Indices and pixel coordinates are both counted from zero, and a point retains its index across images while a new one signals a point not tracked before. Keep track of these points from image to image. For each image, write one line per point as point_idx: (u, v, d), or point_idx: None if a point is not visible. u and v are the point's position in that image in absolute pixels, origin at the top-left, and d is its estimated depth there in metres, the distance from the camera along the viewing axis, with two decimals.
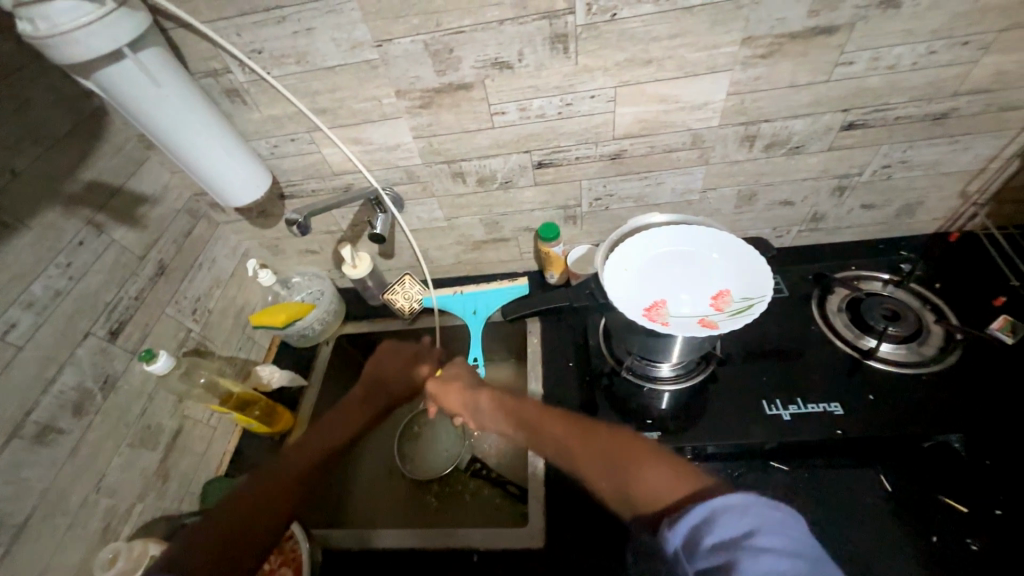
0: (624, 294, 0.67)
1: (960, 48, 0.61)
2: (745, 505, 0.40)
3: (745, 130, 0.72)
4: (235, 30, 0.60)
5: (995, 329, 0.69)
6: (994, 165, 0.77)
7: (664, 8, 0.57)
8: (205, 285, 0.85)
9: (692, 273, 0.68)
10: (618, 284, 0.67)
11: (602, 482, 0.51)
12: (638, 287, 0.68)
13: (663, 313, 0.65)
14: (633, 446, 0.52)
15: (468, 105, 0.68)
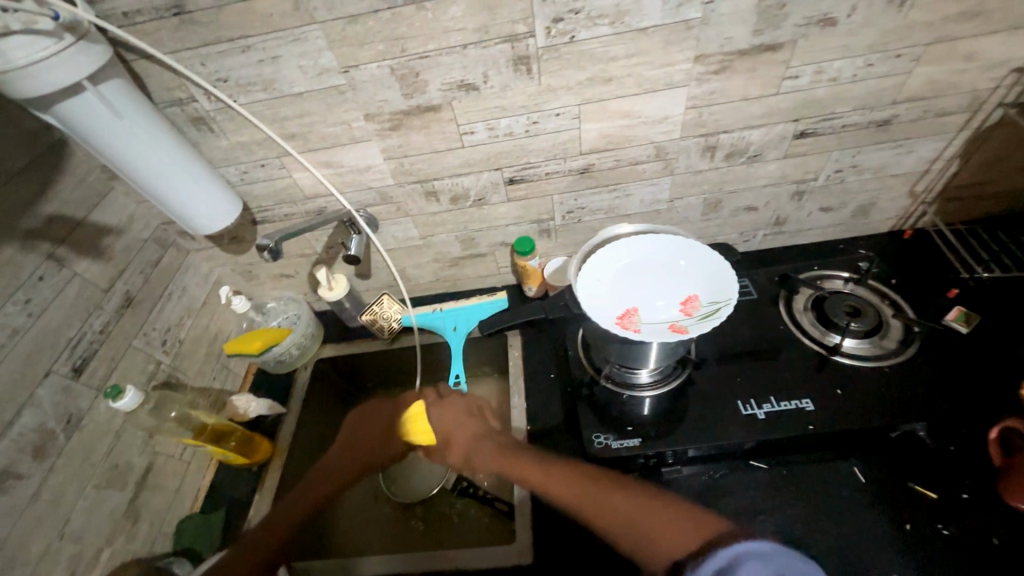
0: (597, 304, 0.68)
1: (894, 60, 0.65)
2: (771, 553, 0.42)
3: (705, 141, 0.75)
4: (200, 60, 0.60)
5: (950, 320, 0.74)
6: (937, 166, 0.82)
7: (619, 30, 0.60)
8: (175, 315, 0.82)
9: (662, 279, 0.70)
10: (591, 295, 0.69)
11: (625, 540, 0.53)
12: (611, 297, 0.70)
13: (636, 321, 0.67)
14: (649, 500, 0.55)
15: (437, 126, 0.69)
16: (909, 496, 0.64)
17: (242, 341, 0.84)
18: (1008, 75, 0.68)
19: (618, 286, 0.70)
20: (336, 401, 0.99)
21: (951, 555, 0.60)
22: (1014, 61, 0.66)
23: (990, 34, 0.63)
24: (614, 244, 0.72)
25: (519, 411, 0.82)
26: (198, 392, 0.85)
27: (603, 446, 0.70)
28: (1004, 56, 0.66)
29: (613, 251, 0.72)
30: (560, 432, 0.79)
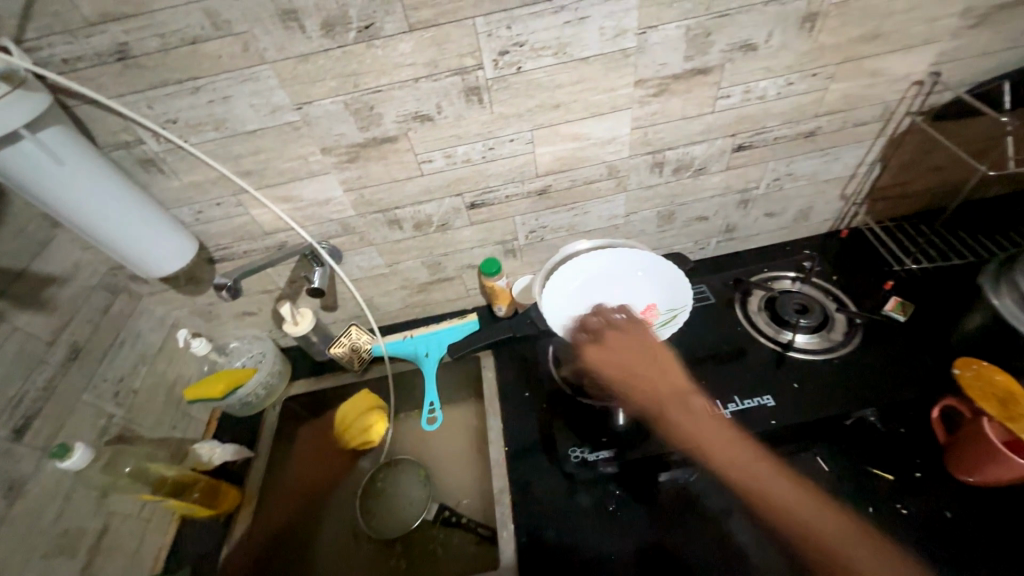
0: (569, 322, 0.74)
1: (812, 78, 0.72)
2: None
3: (653, 158, 0.79)
4: (146, 102, 0.60)
5: (888, 310, 0.81)
6: (862, 171, 0.90)
7: (562, 60, 0.63)
8: (129, 363, 0.78)
9: (627, 288, 0.76)
10: (563, 315, 0.75)
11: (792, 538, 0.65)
12: (580, 313, 0.75)
13: (606, 332, 0.74)
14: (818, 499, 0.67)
15: (395, 156, 0.71)
16: (869, 479, 0.68)
17: (203, 385, 0.81)
18: (911, 87, 0.76)
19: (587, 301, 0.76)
20: (307, 438, 0.96)
21: (910, 533, 0.64)
22: (914, 75, 0.74)
23: (891, 53, 0.70)
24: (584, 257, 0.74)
25: (496, 433, 0.82)
26: (156, 443, 0.81)
27: (579, 459, 0.71)
28: (905, 71, 0.73)
29: (580, 262, 0.74)
30: (538, 449, 0.79)
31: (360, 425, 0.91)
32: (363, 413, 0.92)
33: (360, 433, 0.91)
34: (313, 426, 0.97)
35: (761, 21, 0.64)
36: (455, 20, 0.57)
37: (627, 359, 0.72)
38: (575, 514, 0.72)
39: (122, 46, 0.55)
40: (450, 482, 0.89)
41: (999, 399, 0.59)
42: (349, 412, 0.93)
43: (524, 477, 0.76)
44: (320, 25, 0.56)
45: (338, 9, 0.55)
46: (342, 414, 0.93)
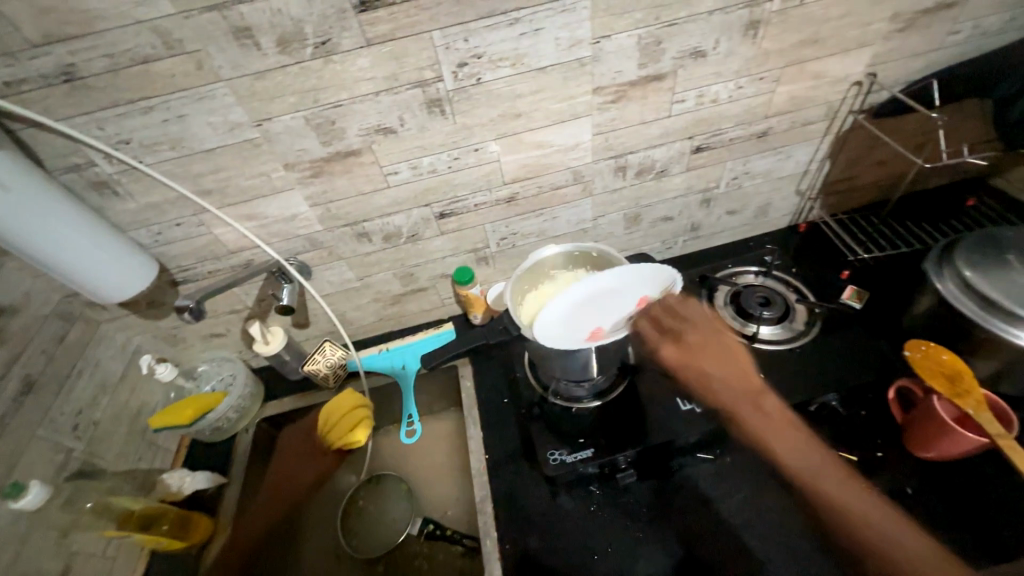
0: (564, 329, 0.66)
1: (760, 82, 0.76)
2: None
3: (615, 162, 0.82)
4: (97, 124, 0.58)
5: (846, 298, 0.84)
6: (814, 167, 0.95)
7: (520, 70, 0.65)
8: (88, 394, 0.75)
9: (629, 276, 0.65)
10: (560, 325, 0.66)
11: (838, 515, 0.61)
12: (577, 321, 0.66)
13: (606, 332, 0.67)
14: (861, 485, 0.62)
15: (360, 170, 0.71)
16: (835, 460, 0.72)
17: (170, 412, 0.79)
18: (851, 88, 0.81)
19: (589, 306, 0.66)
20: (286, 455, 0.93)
21: None
22: (853, 76, 0.79)
23: (830, 56, 0.75)
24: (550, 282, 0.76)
25: (476, 441, 0.82)
26: (121, 476, 0.77)
27: (559, 462, 0.71)
28: (845, 73, 0.78)
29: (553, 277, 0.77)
30: (519, 455, 0.79)
31: (348, 423, 0.86)
32: (350, 410, 0.87)
33: (347, 432, 0.86)
34: (285, 446, 0.94)
35: (708, 29, 0.67)
36: (412, 34, 0.58)
37: (724, 369, 0.72)
38: (558, 518, 0.72)
39: (69, 67, 0.53)
40: (434, 494, 0.88)
41: (948, 377, 0.64)
42: (335, 409, 0.87)
43: (506, 483, 0.76)
44: (275, 42, 0.56)
45: (293, 26, 0.55)
46: (328, 410, 0.87)
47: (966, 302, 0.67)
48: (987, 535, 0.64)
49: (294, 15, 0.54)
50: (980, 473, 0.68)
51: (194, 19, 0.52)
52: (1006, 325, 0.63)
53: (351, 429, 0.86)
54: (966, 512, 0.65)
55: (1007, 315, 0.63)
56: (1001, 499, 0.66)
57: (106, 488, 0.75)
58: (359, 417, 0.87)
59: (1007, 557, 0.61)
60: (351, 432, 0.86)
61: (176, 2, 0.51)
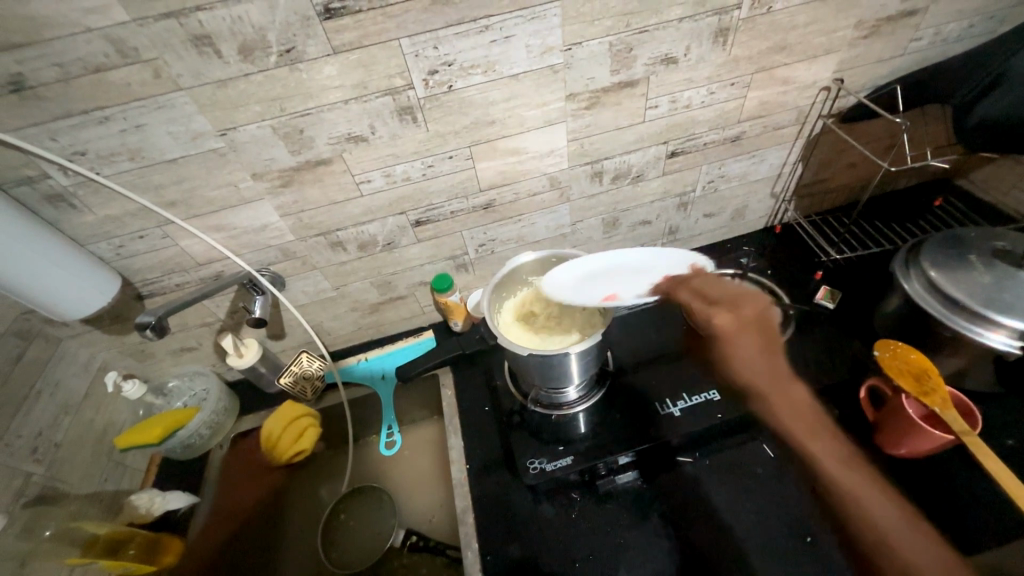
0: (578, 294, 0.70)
1: (730, 87, 0.77)
2: None
3: (592, 168, 0.82)
4: (49, 135, 0.56)
5: (819, 299, 0.87)
6: (787, 170, 0.96)
7: (493, 78, 0.64)
8: (48, 414, 0.72)
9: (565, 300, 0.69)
10: (568, 293, 0.70)
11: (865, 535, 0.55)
12: (590, 279, 0.72)
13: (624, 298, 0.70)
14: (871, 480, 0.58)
15: (332, 178, 0.69)
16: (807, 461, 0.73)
17: (135, 431, 0.77)
18: (820, 93, 0.82)
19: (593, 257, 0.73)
20: (250, 471, 0.87)
21: None
22: (821, 82, 0.80)
23: (799, 62, 0.76)
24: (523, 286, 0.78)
25: (457, 451, 0.81)
26: (84, 499, 0.74)
27: (538, 470, 0.71)
28: (813, 79, 0.79)
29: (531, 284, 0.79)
30: (500, 464, 0.78)
31: (296, 433, 0.85)
32: (296, 422, 0.86)
33: (297, 442, 0.85)
34: (241, 457, 0.88)
35: (678, 35, 0.67)
36: (379, 42, 0.57)
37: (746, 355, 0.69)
38: (540, 526, 0.72)
39: (16, 77, 0.51)
40: (416, 504, 0.87)
41: (914, 375, 0.66)
42: (278, 422, 0.86)
43: (487, 494, 0.76)
44: (237, 49, 0.54)
45: (256, 34, 0.53)
46: (271, 425, 0.85)
47: (932, 302, 0.68)
48: (952, 529, 0.65)
49: (256, 23, 0.52)
50: (948, 465, 0.70)
51: (150, 27, 0.50)
52: (967, 322, 0.65)
53: (298, 440, 0.86)
54: (935, 504, 0.67)
55: (973, 316, 0.64)
56: (963, 490, 0.67)
57: (69, 512, 0.72)
58: (305, 427, 0.87)
59: (972, 551, 0.63)
60: (298, 442, 0.85)
61: (131, 9, 0.49)
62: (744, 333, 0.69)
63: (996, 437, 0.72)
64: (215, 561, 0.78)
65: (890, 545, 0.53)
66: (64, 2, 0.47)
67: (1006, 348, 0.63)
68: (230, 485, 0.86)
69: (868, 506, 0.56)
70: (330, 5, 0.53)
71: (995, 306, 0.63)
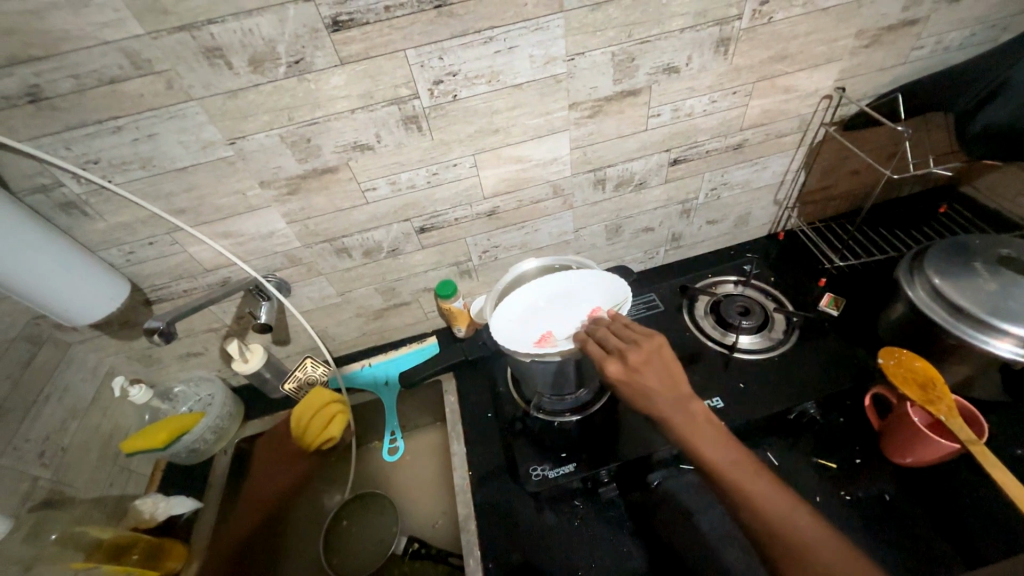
0: (511, 338, 0.69)
1: (732, 96, 0.77)
2: None
3: (595, 175, 0.82)
4: (63, 144, 0.57)
5: (823, 306, 0.87)
6: (789, 178, 0.97)
7: (497, 87, 0.65)
8: (57, 419, 0.73)
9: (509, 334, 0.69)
10: (500, 335, 0.69)
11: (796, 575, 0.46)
12: (524, 323, 0.71)
13: (557, 338, 0.68)
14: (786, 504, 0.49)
15: (338, 186, 0.70)
16: (811, 470, 0.72)
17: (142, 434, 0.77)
18: (821, 101, 0.83)
19: (522, 296, 0.74)
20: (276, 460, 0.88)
21: (854, 518, 0.67)
22: (822, 90, 0.81)
23: (800, 71, 0.77)
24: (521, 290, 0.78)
25: (460, 458, 0.81)
26: (89, 503, 0.75)
27: (541, 478, 0.71)
28: (815, 87, 0.80)
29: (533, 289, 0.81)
30: (503, 470, 0.78)
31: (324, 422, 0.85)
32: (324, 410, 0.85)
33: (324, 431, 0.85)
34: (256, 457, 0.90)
35: (679, 45, 0.68)
36: (386, 53, 0.58)
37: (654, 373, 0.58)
38: (542, 534, 0.71)
39: (33, 88, 0.52)
40: (419, 510, 0.87)
41: (919, 383, 0.65)
42: (306, 410, 0.84)
43: (490, 501, 0.76)
44: (248, 61, 0.55)
45: (266, 45, 0.54)
46: (298, 413, 0.84)
47: (936, 309, 0.68)
48: (961, 539, 0.64)
49: (266, 35, 0.54)
50: (955, 475, 0.69)
51: (163, 40, 0.52)
52: (971, 330, 0.65)
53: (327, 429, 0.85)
54: (942, 513, 0.66)
55: (976, 323, 0.64)
56: (971, 501, 0.67)
57: (74, 517, 0.72)
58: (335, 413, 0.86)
59: (980, 563, 0.62)
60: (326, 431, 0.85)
61: (146, 22, 0.50)
62: (653, 361, 0.59)
63: (1004, 447, 0.71)
64: (234, 557, 0.78)
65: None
66: (81, 16, 0.49)
67: (1012, 356, 0.63)
68: (250, 479, 0.88)
69: (793, 534, 0.47)
70: (338, 17, 0.54)
71: (1000, 314, 0.63)
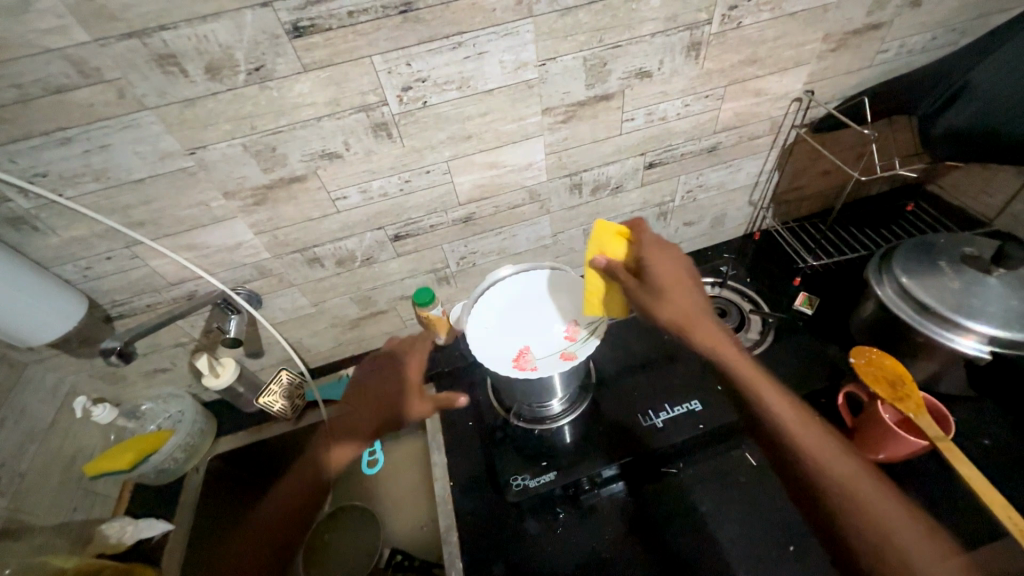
0: (491, 359, 0.73)
1: (705, 99, 0.78)
2: None
3: (571, 180, 0.82)
4: (7, 156, 0.54)
5: (798, 305, 0.90)
6: (763, 178, 0.98)
7: (467, 93, 0.64)
8: (13, 443, 0.69)
9: (492, 348, 0.74)
10: (480, 355, 0.73)
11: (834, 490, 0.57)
12: (502, 340, 0.75)
13: (533, 355, 0.72)
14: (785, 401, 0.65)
15: (307, 196, 0.68)
16: (824, 430, 0.62)
17: (108, 457, 0.75)
18: (792, 104, 0.84)
19: (500, 313, 0.79)
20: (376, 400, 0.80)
21: None
22: (793, 93, 0.82)
23: (770, 74, 0.78)
24: (491, 291, 0.80)
25: (440, 468, 0.79)
26: (51, 530, 0.71)
27: (521, 487, 0.72)
28: (785, 90, 0.81)
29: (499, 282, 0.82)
30: (484, 478, 0.78)
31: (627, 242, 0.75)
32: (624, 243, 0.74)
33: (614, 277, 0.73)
34: (234, 475, 0.88)
35: (651, 51, 0.68)
36: (351, 59, 0.56)
37: (672, 282, 0.74)
38: (523, 543, 0.71)
39: None
40: (404, 523, 0.85)
41: (889, 381, 0.67)
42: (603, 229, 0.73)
43: (473, 510, 0.75)
44: (204, 68, 0.53)
45: (223, 52, 0.52)
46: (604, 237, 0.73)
47: (905, 308, 0.70)
48: None
49: (222, 42, 0.51)
50: (923, 471, 0.71)
51: (112, 47, 0.49)
52: (938, 327, 0.67)
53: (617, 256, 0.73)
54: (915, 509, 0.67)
55: (941, 321, 0.66)
56: (942, 494, 0.68)
57: (36, 546, 0.68)
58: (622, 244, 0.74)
59: None
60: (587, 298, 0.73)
61: (92, 29, 0.48)
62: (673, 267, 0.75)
63: (971, 438, 0.74)
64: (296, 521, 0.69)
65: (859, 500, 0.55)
66: (22, 23, 0.46)
67: (976, 353, 0.65)
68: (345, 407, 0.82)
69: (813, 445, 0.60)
70: (299, 23, 0.52)
71: (965, 311, 0.65)
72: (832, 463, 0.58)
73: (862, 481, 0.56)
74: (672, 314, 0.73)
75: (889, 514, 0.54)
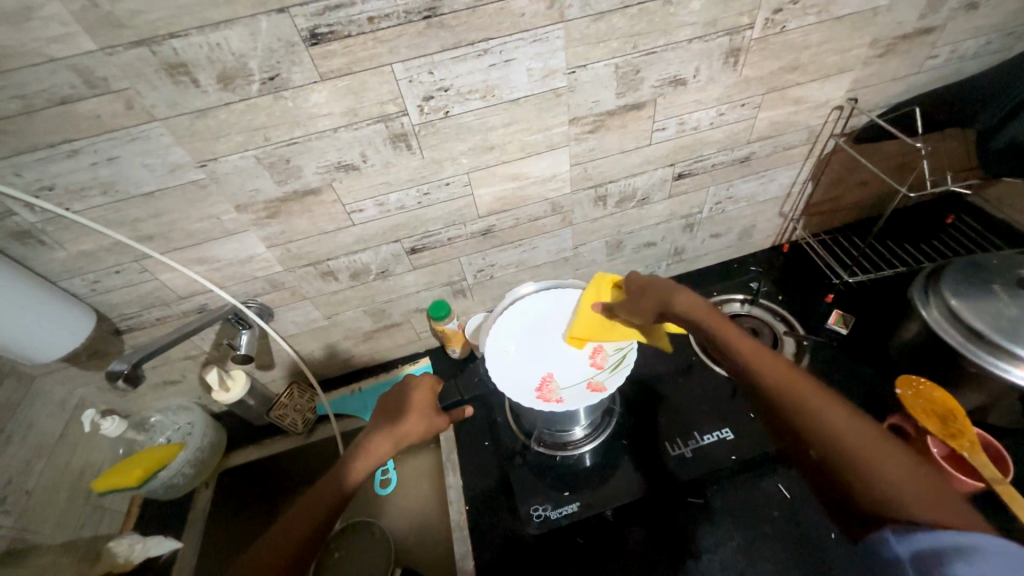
0: (513, 387, 0.70)
1: (740, 108, 0.73)
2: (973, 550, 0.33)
3: (596, 192, 0.78)
4: (12, 170, 0.51)
5: (831, 323, 0.87)
6: (796, 189, 0.93)
7: (491, 102, 0.60)
8: (21, 459, 0.67)
9: (513, 377, 0.71)
10: (500, 382, 0.70)
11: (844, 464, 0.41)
12: (524, 367, 0.73)
13: (556, 385, 0.70)
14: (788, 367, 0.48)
15: (321, 209, 0.65)
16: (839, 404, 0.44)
17: (116, 473, 0.72)
18: (832, 112, 0.79)
19: (521, 338, 0.76)
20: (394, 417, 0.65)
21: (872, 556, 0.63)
22: (834, 100, 0.77)
23: (812, 82, 0.73)
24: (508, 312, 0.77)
25: (455, 491, 0.76)
26: (58, 549, 0.69)
27: (543, 519, 0.70)
28: (826, 98, 0.76)
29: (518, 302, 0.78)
30: (501, 502, 0.74)
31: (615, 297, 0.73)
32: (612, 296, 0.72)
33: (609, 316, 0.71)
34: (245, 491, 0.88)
35: (687, 57, 0.64)
36: (371, 67, 0.53)
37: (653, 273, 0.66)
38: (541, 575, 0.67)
39: None
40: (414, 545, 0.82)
41: (940, 417, 0.63)
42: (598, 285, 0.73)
43: (489, 538, 0.71)
44: (216, 78, 0.50)
45: (236, 61, 0.49)
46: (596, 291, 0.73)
47: (953, 332, 0.65)
48: None
49: (236, 50, 0.48)
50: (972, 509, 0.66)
51: (120, 56, 0.46)
52: (991, 355, 0.62)
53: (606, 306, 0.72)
54: None
55: (993, 348, 0.61)
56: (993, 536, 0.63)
57: (42, 567, 0.67)
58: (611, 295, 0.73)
59: None
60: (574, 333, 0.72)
61: (99, 37, 0.45)
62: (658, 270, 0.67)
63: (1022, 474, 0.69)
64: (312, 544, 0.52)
65: (858, 467, 0.40)
66: (24, 31, 0.43)
67: None
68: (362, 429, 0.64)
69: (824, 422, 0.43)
70: (317, 30, 0.49)
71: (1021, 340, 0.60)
72: (828, 416, 0.43)
73: (865, 436, 0.41)
74: (656, 297, 0.64)
75: (898, 479, 0.39)
